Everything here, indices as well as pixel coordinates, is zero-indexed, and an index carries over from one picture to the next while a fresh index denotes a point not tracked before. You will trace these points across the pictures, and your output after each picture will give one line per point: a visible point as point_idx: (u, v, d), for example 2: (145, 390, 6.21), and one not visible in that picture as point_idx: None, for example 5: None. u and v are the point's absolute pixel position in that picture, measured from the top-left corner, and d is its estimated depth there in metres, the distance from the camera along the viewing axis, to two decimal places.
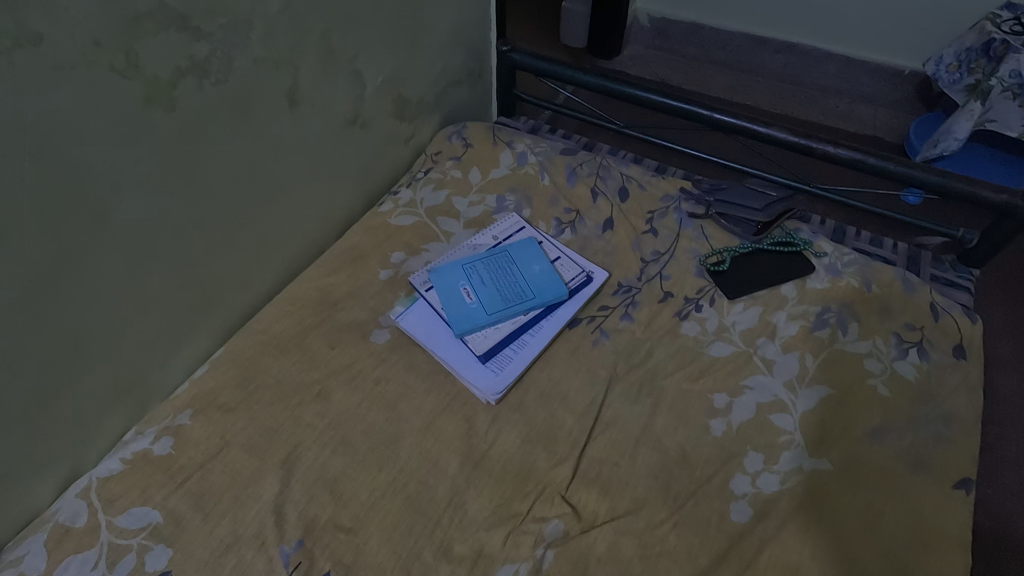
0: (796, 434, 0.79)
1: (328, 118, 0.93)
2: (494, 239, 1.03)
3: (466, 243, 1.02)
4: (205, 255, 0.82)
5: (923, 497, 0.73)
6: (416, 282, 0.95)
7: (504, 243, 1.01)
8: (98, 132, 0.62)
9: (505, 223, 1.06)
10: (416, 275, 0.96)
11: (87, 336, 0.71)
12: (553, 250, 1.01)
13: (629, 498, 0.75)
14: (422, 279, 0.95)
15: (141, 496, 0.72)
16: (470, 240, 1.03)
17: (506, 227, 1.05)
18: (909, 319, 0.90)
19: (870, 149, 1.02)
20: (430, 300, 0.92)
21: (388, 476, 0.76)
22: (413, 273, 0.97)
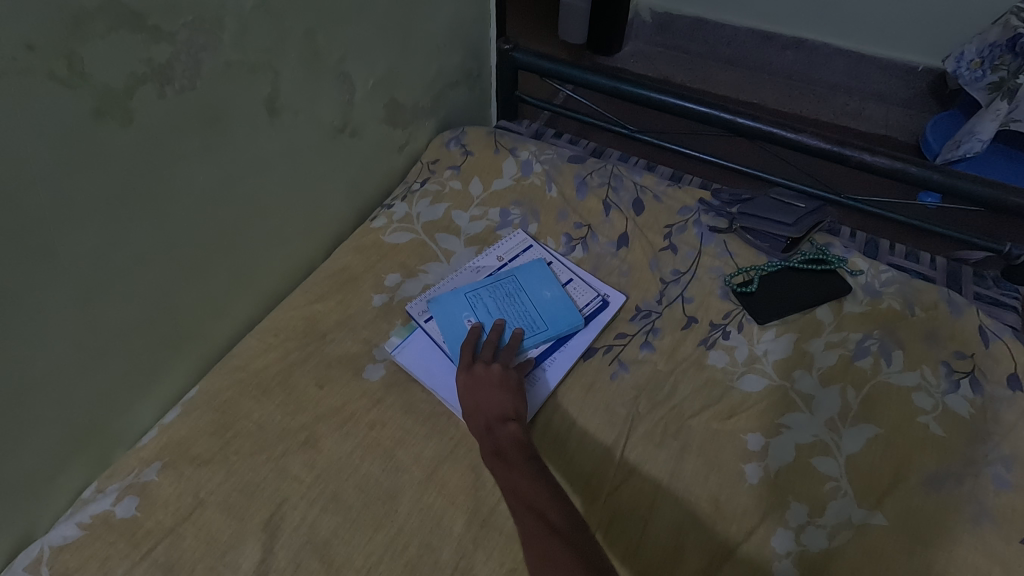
0: (842, 481, 0.71)
1: (313, 127, 0.83)
2: (499, 260, 0.94)
3: (469, 266, 0.93)
4: (173, 285, 0.73)
5: (989, 553, 0.65)
6: (415, 315, 0.85)
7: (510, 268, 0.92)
8: (36, 153, 0.52)
9: (510, 242, 0.97)
10: (415, 305, 0.87)
11: (34, 385, 0.61)
12: (563, 272, 0.93)
13: (659, 559, 0.66)
14: (421, 309, 0.86)
15: (101, 569, 0.63)
16: (474, 261, 0.94)
17: (511, 246, 0.96)
18: (959, 346, 0.82)
19: (910, 157, 0.94)
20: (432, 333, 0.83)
21: (385, 538, 0.67)
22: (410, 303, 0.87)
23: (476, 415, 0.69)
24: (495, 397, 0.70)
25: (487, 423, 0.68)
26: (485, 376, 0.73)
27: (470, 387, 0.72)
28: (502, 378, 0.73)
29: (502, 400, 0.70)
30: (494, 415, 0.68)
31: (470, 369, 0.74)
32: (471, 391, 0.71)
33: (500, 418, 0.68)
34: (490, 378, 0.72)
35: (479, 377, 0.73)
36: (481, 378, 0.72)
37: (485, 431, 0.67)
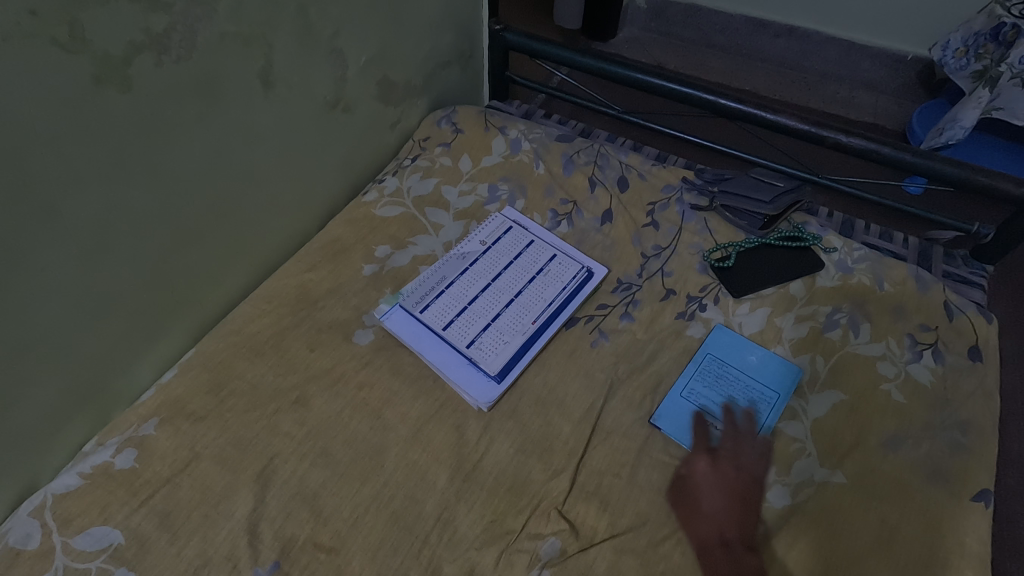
0: (807, 443, 0.75)
1: (306, 101, 0.86)
2: (482, 244, 0.96)
3: (453, 254, 0.94)
4: (170, 250, 0.75)
5: (941, 508, 0.69)
6: (405, 308, 0.86)
7: (496, 251, 0.95)
8: (38, 114, 0.54)
9: (491, 223, 0.98)
10: (406, 301, 0.87)
11: (38, 339, 0.64)
12: (545, 250, 0.96)
13: (631, 513, 0.70)
14: (415, 299, 0.87)
15: (101, 515, 0.66)
16: (463, 248, 0.95)
17: (493, 229, 0.98)
18: (924, 319, 0.85)
19: (885, 139, 0.97)
20: (425, 323, 0.85)
21: (372, 490, 0.71)
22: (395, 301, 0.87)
23: (712, 525, 0.68)
24: (738, 513, 0.69)
25: (725, 541, 0.67)
26: (730, 488, 0.71)
27: (714, 492, 0.71)
28: (744, 489, 0.71)
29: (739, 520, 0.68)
30: (733, 536, 0.67)
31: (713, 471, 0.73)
32: (712, 501, 0.70)
33: (738, 542, 0.67)
34: (735, 487, 0.71)
35: (722, 481, 0.71)
36: (719, 483, 0.71)
37: (719, 548, 0.66)
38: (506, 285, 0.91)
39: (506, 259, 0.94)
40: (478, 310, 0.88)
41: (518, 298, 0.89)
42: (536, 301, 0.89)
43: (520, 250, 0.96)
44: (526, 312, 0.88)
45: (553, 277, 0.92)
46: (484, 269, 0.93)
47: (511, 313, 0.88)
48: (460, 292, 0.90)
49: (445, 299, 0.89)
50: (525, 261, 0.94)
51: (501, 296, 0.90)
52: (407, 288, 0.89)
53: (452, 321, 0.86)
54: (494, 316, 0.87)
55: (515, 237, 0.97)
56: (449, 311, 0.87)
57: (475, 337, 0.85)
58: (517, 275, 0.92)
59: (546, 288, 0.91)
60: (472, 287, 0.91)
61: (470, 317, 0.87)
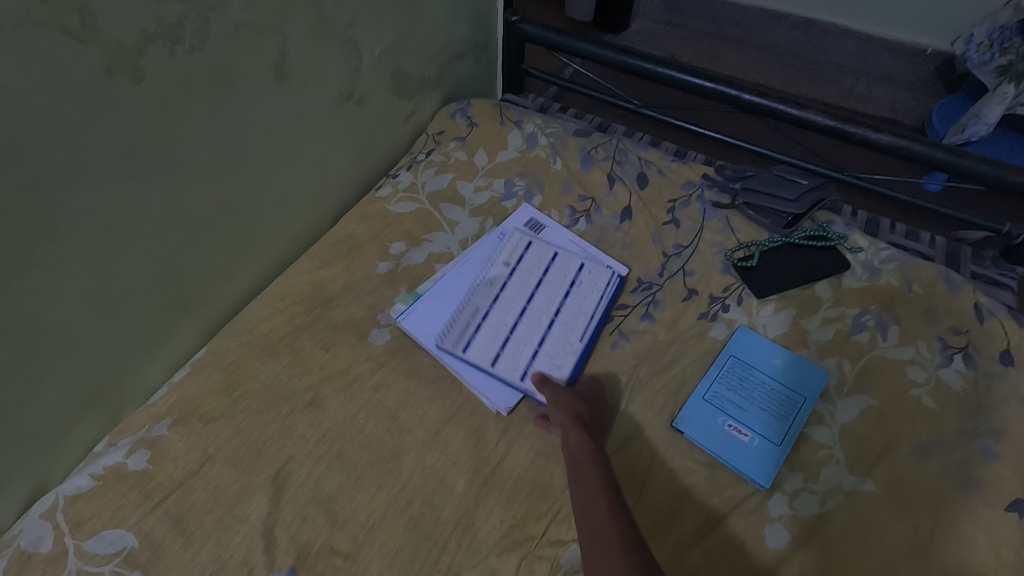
0: (836, 449, 0.73)
1: (320, 93, 0.84)
2: (507, 266, 0.89)
3: (479, 281, 0.87)
4: (182, 245, 0.73)
5: (975, 520, 0.67)
6: (448, 352, 0.80)
7: (523, 270, 0.88)
8: (48, 107, 0.52)
9: (508, 243, 0.91)
10: (445, 343, 0.80)
11: (48, 338, 0.63)
12: (572, 259, 0.90)
13: (654, 519, 0.68)
14: (452, 340, 0.80)
15: (114, 518, 0.65)
16: (490, 271, 0.88)
17: (512, 247, 0.91)
18: (955, 322, 0.83)
19: (915, 135, 0.94)
20: (472, 364, 0.79)
21: (389, 495, 0.69)
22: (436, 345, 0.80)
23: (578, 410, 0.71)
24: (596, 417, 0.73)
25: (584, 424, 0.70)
26: (591, 387, 0.77)
27: (580, 387, 0.77)
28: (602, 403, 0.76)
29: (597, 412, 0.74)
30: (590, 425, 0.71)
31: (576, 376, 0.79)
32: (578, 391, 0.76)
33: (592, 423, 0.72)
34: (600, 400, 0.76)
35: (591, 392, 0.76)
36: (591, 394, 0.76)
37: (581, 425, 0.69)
38: (542, 306, 0.85)
39: (536, 278, 0.88)
40: (521, 337, 0.82)
41: (559, 316, 0.84)
42: (577, 316, 0.84)
43: (548, 264, 0.89)
44: (569, 330, 0.83)
45: (587, 287, 0.87)
46: (517, 292, 0.87)
47: (555, 335, 0.82)
48: (498, 321, 0.84)
49: (485, 332, 0.82)
50: (555, 276, 0.88)
51: (539, 318, 0.84)
52: (443, 330, 0.81)
53: (497, 355, 0.80)
54: (539, 341, 0.82)
55: (538, 251, 0.91)
56: (492, 346, 0.81)
57: (526, 368, 0.79)
58: (551, 292, 0.87)
59: (583, 300, 0.86)
60: (509, 314, 0.85)
61: (515, 347, 0.82)
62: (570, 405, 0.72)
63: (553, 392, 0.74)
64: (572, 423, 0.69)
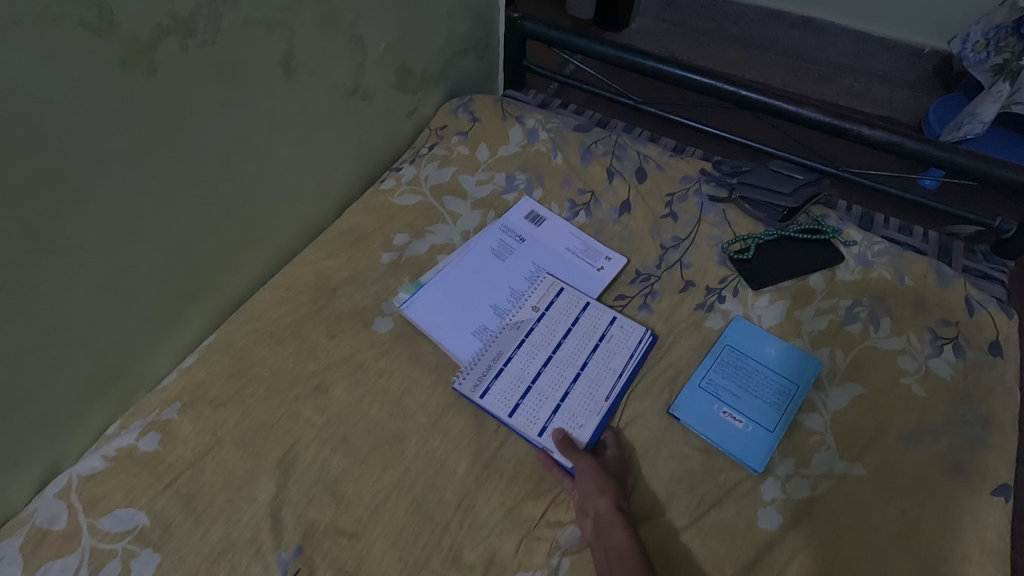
0: (827, 435, 0.75)
1: (326, 87, 0.85)
2: (535, 311, 0.86)
3: (506, 324, 0.85)
4: (191, 235, 0.75)
5: (961, 504, 0.69)
6: (467, 396, 0.77)
7: (551, 319, 0.85)
8: (66, 98, 0.54)
9: (540, 285, 0.89)
10: (465, 384, 0.78)
11: (63, 323, 0.65)
12: (604, 311, 0.86)
13: (650, 502, 0.70)
14: (471, 385, 0.78)
15: (126, 497, 0.67)
16: (517, 316, 0.86)
17: (544, 291, 0.88)
18: (945, 314, 0.85)
19: (908, 131, 0.96)
20: (490, 411, 0.76)
21: (392, 477, 0.71)
22: (456, 387, 0.78)
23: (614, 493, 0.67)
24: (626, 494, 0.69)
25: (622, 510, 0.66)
26: (616, 460, 0.72)
27: (607, 458, 0.72)
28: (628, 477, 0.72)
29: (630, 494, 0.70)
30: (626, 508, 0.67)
31: (605, 445, 0.74)
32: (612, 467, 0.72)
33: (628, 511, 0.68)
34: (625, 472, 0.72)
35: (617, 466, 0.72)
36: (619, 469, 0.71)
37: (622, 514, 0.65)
38: (568, 357, 0.82)
39: (565, 327, 0.85)
40: (544, 389, 0.79)
41: (584, 371, 0.81)
42: (604, 373, 0.80)
43: (579, 314, 0.86)
44: (595, 387, 0.79)
45: (617, 343, 0.83)
46: (543, 339, 0.83)
47: (579, 392, 0.79)
48: (521, 369, 0.80)
49: (508, 379, 0.79)
50: (584, 327, 0.85)
51: (565, 370, 0.81)
52: (465, 373, 0.79)
53: (518, 406, 0.77)
54: (563, 397, 0.78)
55: (569, 299, 0.87)
56: (514, 395, 0.78)
57: (547, 424, 0.76)
58: (578, 344, 0.83)
59: (610, 356, 0.82)
60: (533, 362, 0.81)
61: (537, 399, 0.78)
62: (610, 490, 0.67)
63: (593, 468, 0.69)
64: (615, 516, 0.64)
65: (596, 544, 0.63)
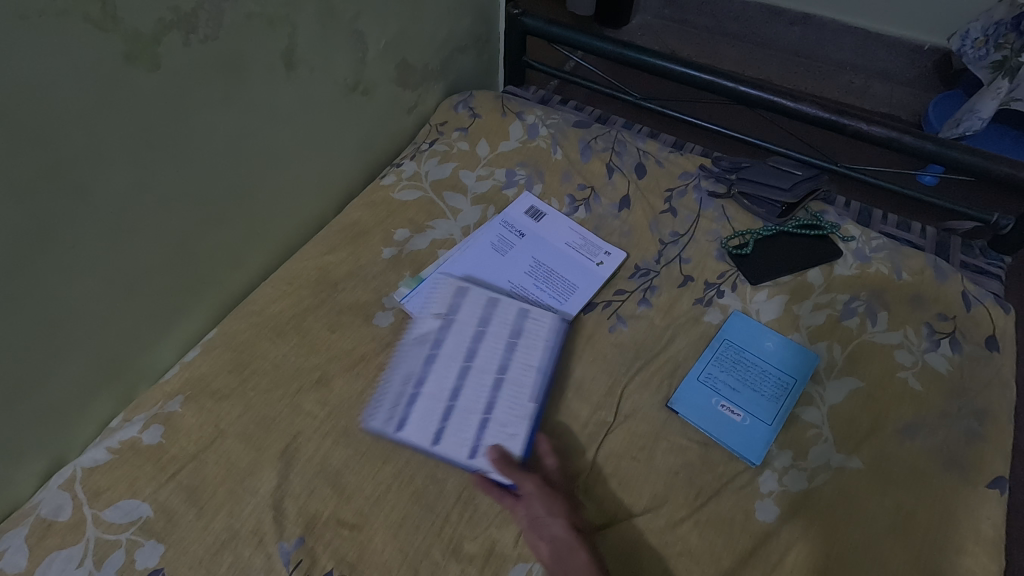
0: (824, 428, 0.76)
1: (327, 83, 0.86)
2: (440, 318, 0.83)
3: (410, 340, 0.82)
4: (193, 230, 0.76)
5: (956, 496, 0.70)
6: (383, 434, 0.74)
7: (462, 324, 0.82)
8: (71, 93, 0.55)
9: (443, 290, 0.85)
10: (376, 421, 0.75)
11: (67, 317, 0.65)
12: (512, 305, 0.84)
13: (648, 494, 0.71)
14: (388, 419, 0.75)
15: (130, 489, 0.68)
16: (418, 329, 0.82)
17: (444, 295, 0.85)
18: (942, 308, 0.86)
19: (907, 127, 0.96)
20: (412, 443, 0.73)
21: (393, 469, 0.72)
22: (368, 427, 0.74)
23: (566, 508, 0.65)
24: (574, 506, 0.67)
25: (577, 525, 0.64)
26: (555, 469, 0.70)
27: (547, 470, 0.70)
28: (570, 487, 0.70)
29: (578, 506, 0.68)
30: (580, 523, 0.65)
31: (542, 454, 0.71)
32: (554, 478, 0.69)
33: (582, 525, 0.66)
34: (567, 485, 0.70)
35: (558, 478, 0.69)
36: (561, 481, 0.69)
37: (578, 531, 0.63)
38: (485, 363, 0.79)
39: (472, 329, 0.82)
40: (466, 405, 0.76)
41: (505, 375, 0.78)
42: (524, 371, 0.78)
43: (484, 313, 0.83)
44: (517, 390, 0.76)
45: (532, 337, 0.81)
46: (455, 349, 0.80)
47: (504, 398, 0.76)
48: (434, 388, 0.77)
49: (423, 405, 0.76)
50: (496, 327, 0.82)
51: (484, 378, 0.78)
52: (374, 410, 0.76)
53: (439, 431, 0.74)
54: (487, 408, 0.75)
55: (473, 300, 0.84)
56: (433, 419, 0.75)
57: (476, 443, 0.72)
58: (493, 347, 0.80)
59: (529, 353, 0.80)
60: (448, 377, 0.78)
61: (461, 418, 0.75)
62: (563, 510, 0.64)
63: (541, 488, 0.66)
64: (574, 538, 0.62)
65: (556, 569, 0.60)
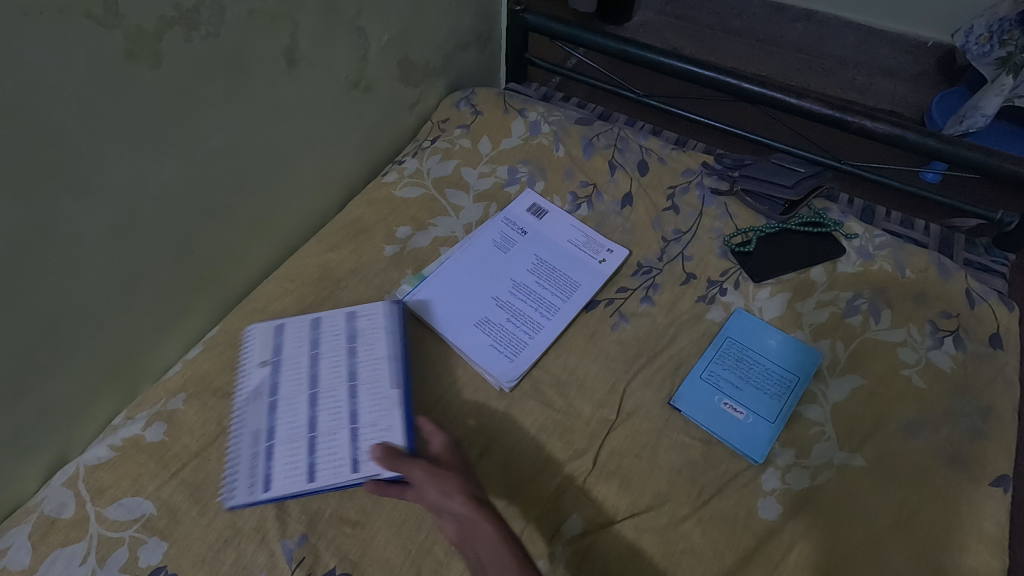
0: (827, 426, 0.75)
1: (328, 80, 0.86)
2: (271, 360, 0.76)
3: (243, 396, 0.73)
4: (195, 227, 0.76)
5: (959, 494, 0.70)
6: (252, 502, 0.65)
7: (292, 356, 0.76)
8: (73, 90, 0.55)
9: (264, 335, 0.78)
10: (239, 495, 0.66)
11: (70, 314, 0.65)
12: (337, 314, 0.80)
13: (651, 492, 0.71)
14: (249, 487, 0.66)
15: (133, 486, 0.68)
16: (248, 383, 0.75)
17: (262, 342, 0.78)
18: (945, 306, 0.85)
19: (910, 124, 0.96)
20: (286, 493, 0.65)
21: None
22: (234, 504, 0.66)
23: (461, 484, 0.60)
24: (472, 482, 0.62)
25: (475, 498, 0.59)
26: (443, 446, 0.66)
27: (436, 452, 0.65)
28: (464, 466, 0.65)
29: (472, 478, 0.64)
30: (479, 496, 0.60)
31: (429, 436, 0.68)
32: (443, 456, 0.65)
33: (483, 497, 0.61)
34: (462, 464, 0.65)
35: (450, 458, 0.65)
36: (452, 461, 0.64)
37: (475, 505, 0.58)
38: (333, 380, 0.74)
39: (309, 355, 0.76)
40: (326, 430, 0.69)
41: (358, 380, 0.73)
42: (376, 365, 0.74)
43: (314, 335, 0.78)
44: (376, 385, 0.72)
45: (370, 333, 0.78)
46: (293, 385, 0.74)
47: (364, 402, 0.71)
48: (290, 429, 0.70)
49: (282, 452, 0.68)
50: (328, 343, 0.77)
51: (336, 394, 0.72)
52: (232, 485, 0.67)
53: (309, 466, 0.67)
54: (352, 419, 0.70)
55: (296, 329, 0.79)
56: (297, 460, 0.67)
57: (354, 456, 0.67)
58: (333, 361, 0.75)
59: (373, 347, 0.76)
60: (299, 412, 0.71)
61: (326, 443, 0.68)
62: (457, 486, 0.59)
63: (430, 470, 0.60)
64: (476, 512, 0.57)
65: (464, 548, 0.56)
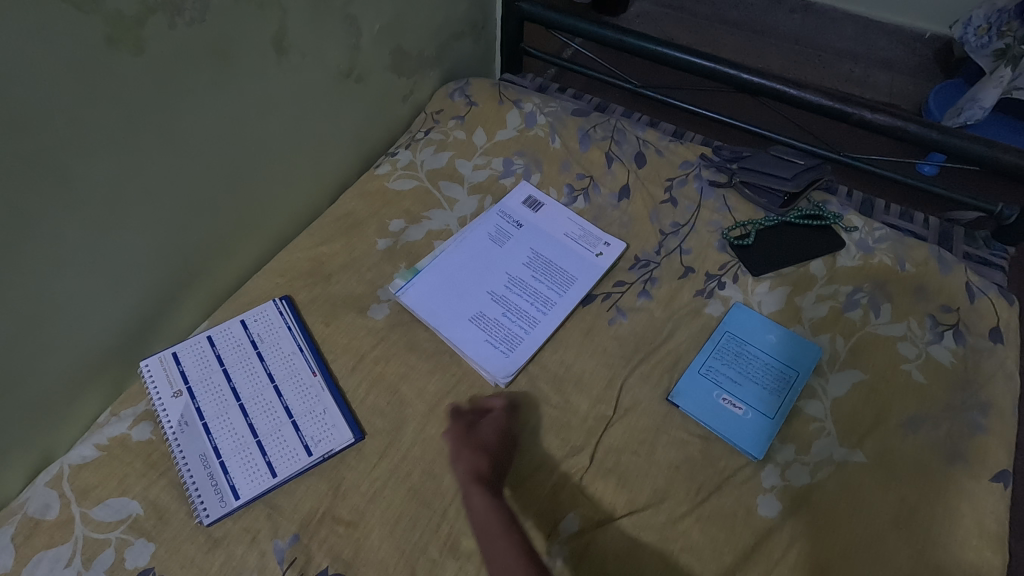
0: (827, 422, 0.75)
1: (319, 70, 0.83)
2: (186, 388, 0.74)
3: (168, 428, 0.71)
4: (181, 220, 0.74)
5: (961, 490, 0.69)
6: (225, 513, 0.66)
7: (209, 377, 0.75)
8: (49, 77, 0.52)
9: (170, 367, 0.75)
10: (210, 511, 0.65)
11: (51, 310, 0.63)
12: (230, 325, 0.80)
13: (649, 490, 0.70)
14: (215, 501, 0.66)
15: (119, 486, 0.66)
16: (167, 415, 0.72)
17: (165, 376, 0.74)
18: (946, 300, 0.84)
19: (911, 116, 0.95)
20: (258, 495, 0.67)
21: (389, 465, 0.70)
22: (212, 521, 0.65)
23: (469, 465, 0.68)
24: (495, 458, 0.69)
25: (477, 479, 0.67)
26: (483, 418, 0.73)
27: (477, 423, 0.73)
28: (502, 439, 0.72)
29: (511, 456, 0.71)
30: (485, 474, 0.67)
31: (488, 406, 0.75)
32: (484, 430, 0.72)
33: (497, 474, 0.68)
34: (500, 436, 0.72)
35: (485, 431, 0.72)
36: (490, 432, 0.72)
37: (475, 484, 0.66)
38: (253, 387, 0.75)
39: (220, 371, 0.76)
40: (266, 430, 0.72)
41: (276, 379, 0.76)
42: (289, 360, 0.78)
43: (217, 352, 0.77)
44: (296, 378, 0.76)
45: (270, 333, 0.79)
46: (216, 404, 0.73)
47: (291, 394, 0.75)
48: (232, 441, 0.71)
49: (235, 463, 0.69)
50: (235, 355, 0.77)
51: (261, 398, 0.75)
52: (197, 505, 0.66)
53: (267, 464, 0.69)
54: (286, 412, 0.74)
55: (199, 355, 0.77)
56: (253, 464, 0.69)
57: (303, 442, 0.71)
58: (247, 368, 0.77)
59: (279, 344, 0.79)
60: (233, 424, 0.72)
61: (273, 440, 0.71)
62: (469, 461, 0.69)
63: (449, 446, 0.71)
64: (468, 485, 0.66)
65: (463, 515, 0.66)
